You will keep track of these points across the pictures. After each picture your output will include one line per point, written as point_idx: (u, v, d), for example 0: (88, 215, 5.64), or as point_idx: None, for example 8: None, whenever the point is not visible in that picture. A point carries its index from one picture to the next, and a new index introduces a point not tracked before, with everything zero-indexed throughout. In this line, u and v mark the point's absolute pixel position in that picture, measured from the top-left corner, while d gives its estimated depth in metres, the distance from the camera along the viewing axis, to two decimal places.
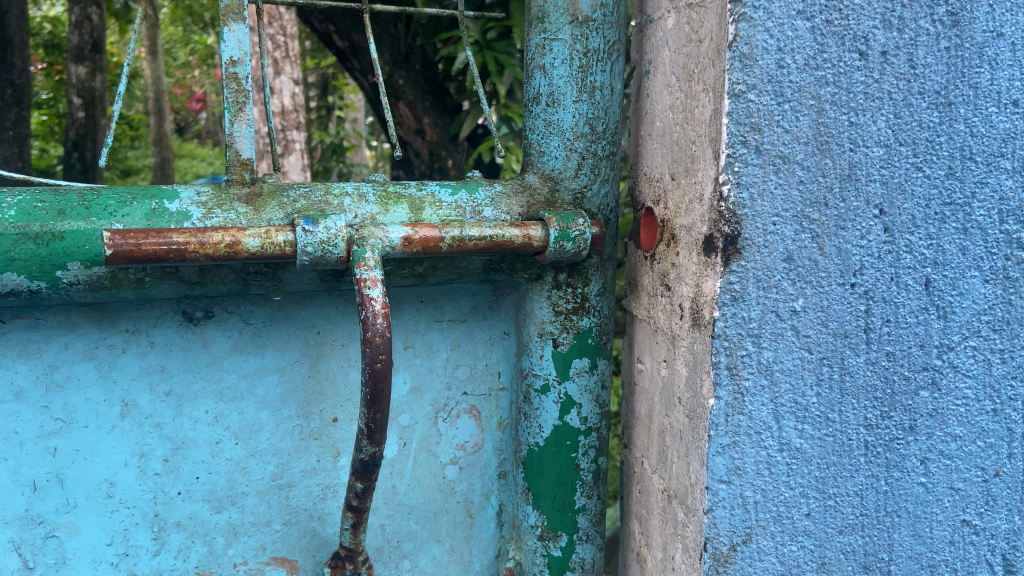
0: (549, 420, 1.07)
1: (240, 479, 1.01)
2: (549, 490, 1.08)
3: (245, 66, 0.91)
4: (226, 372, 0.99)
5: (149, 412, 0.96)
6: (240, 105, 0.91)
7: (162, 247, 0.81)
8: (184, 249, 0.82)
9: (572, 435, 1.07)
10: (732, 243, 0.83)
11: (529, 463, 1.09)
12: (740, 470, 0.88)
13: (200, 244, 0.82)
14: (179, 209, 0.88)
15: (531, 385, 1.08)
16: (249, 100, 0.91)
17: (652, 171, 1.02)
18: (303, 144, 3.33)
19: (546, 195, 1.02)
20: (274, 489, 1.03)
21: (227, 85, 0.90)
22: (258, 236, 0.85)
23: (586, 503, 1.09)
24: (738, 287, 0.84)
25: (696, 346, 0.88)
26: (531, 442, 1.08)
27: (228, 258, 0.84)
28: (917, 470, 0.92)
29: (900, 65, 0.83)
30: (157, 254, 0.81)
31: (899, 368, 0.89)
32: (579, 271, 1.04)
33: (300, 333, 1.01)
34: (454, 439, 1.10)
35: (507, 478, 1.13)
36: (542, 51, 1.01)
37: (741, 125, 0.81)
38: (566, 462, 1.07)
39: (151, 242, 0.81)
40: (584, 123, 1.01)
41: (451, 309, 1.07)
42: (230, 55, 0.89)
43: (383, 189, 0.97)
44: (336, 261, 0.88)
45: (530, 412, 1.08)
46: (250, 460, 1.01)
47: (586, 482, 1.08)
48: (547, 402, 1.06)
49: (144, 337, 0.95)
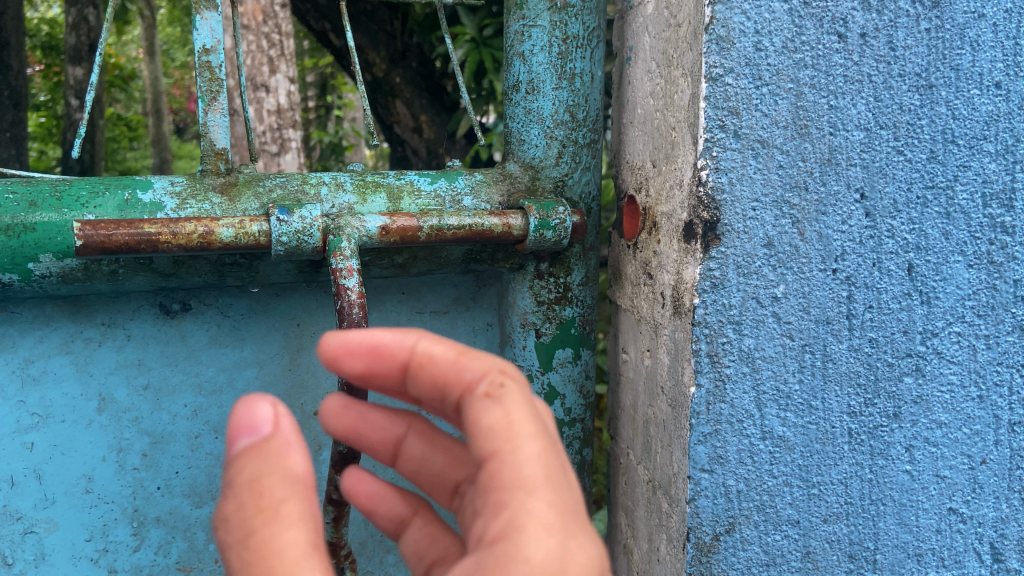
0: None
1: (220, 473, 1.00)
2: None
3: (218, 55, 0.90)
4: (205, 365, 0.98)
5: (127, 406, 0.95)
6: (213, 94, 0.90)
7: (134, 238, 0.80)
8: (156, 239, 0.81)
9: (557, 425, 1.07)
10: (711, 229, 0.82)
11: None
12: (722, 459, 0.87)
13: (172, 234, 0.81)
14: (152, 200, 0.87)
15: None
16: (223, 89, 0.90)
17: (634, 159, 1.01)
18: (299, 142, 3.31)
19: (528, 183, 1.01)
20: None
21: (200, 73, 0.89)
22: (231, 226, 0.85)
23: None
24: (718, 274, 0.83)
25: (678, 334, 0.87)
26: None
27: (201, 249, 0.83)
28: (902, 457, 0.91)
29: (880, 47, 0.82)
30: (129, 245, 0.80)
31: (882, 355, 0.88)
32: (561, 261, 1.03)
33: (280, 325, 1.00)
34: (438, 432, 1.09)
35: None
36: (521, 38, 1.00)
37: (718, 110, 0.80)
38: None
39: (122, 232, 0.79)
40: (564, 110, 1.01)
41: (433, 301, 1.07)
42: (202, 44, 0.89)
43: (361, 179, 0.96)
44: (312, 251, 0.88)
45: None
46: None
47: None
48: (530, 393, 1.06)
49: (121, 331, 0.94)
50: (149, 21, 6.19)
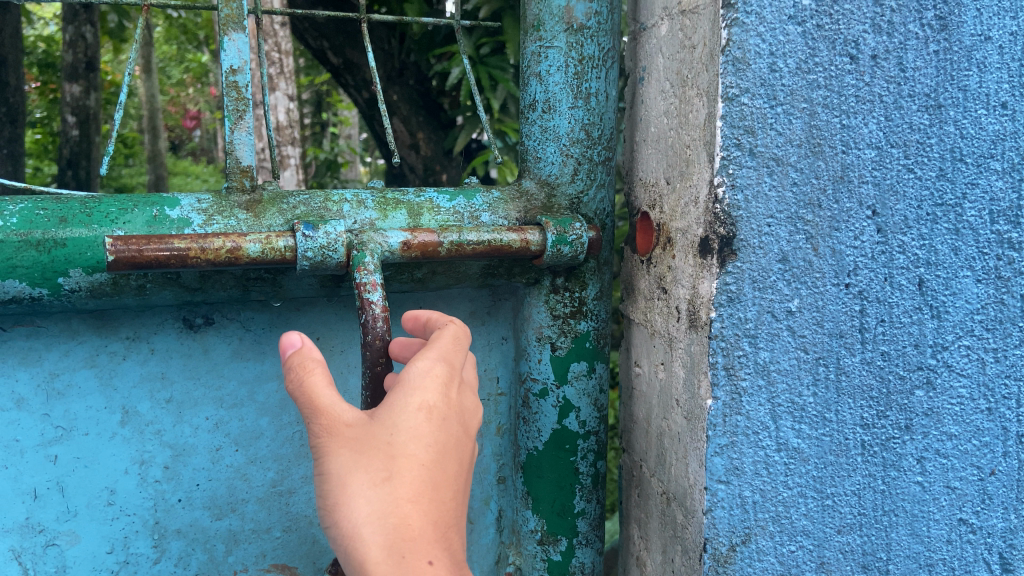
0: (548, 424, 1.08)
1: (241, 485, 1.01)
2: (550, 493, 1.09)
3: (245, 75, 0.92)
4: (227, 379, 0.99)
5: (149, 420, 0.97)
6: (240, 113, 0.92)
7: (164, 253, 0.81)
8: (185, 254, 0.83)
9: (573, 436, 1.08)
10: (728, 245, 0.84)
11: (528, 468, 1.10)
12: (739, 470, 0.88)
13: (201, 249, 0.83)
14: (180, 217, 0.89)
15: (530, 390, 1.09)
16: (249, 108, 0.93)
17: (647, 176, 1.04)
18: (298, 159, 3.34)
19: (544, 200, 1.04)
20: (274, 496, 1.03)
21: (228, 93, 0.91)
22: (258, 241, 0.86)
23: (585, 507, 1.10)
24: (735, 288, 0.85)
25: (694, 347, 0.89)
26: (530, 447, 1.09)
27: (229, 264, 0.85)
28: (914, 469, 0.93)
29: (890, 68, 0.84)
30: (159, 260, 0.82)
31: (895, 368, 0.90)
32: (576, 275, 1.06)
33: None
34: None
35: (507, 483, 1.14)
36: (538, 59, 1.03)
37: (735, 128, 0.82)
38: (565, 465, 1.09)
39: (152, 247, 0.81)
40: (580, 128, 1.03)
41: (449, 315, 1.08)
42: (230, 64, 0.91)
43: (381, 195, 0.98)
44: (336, 265, 0.90)
45: (529, 416, 1.09)
46: (250, 467, 1.02)
47: (585, 485, 1.10)
48: (545, 406, 1.08)
49: (144, 345, 0.95)
50: (146, 39, 6.25)
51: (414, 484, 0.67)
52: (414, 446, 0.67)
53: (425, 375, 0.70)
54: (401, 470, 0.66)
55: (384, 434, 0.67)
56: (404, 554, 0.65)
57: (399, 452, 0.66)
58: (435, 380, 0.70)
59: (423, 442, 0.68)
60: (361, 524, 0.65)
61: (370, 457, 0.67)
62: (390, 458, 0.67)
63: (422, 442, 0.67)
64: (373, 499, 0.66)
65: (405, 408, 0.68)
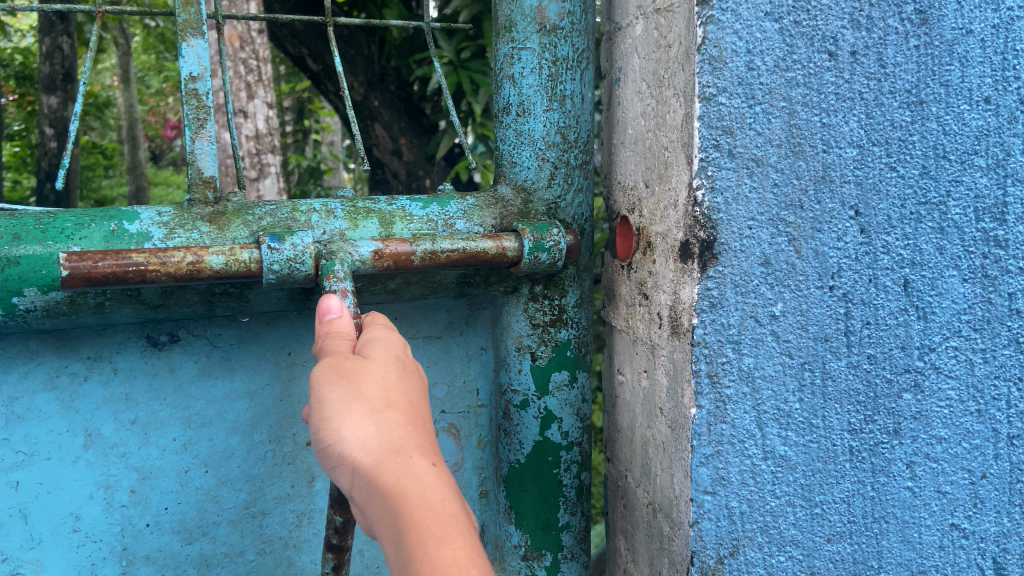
0: (529, 436, 1.05)
1: (211, 508, 0.98)
2: (533, 507, 1.06)
3: (205, 82, 0.89)
4: (194, 398, 0.96)
5: (114, 442, 0.93)
6: (200, 122, 0.89)
7: (121, 268, 0.78)
8: (144, 269, 0.80)
9: (556, 448, 1.06)
10: (708, 249, 0.81)
11: (510, 481, 1.07)
12: (724, 480, 0.86)
13: (161, 263, 0.80)
14: (139, 231, 0.86)
15: (510, 401, 1.06)
16: (210, 117, 0.90)
17: (625, 180, 1.01)
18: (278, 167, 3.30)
19: (520, 206, 1.01)
20: (247, 518, 1.00)
21: (187, 101, 0.88)
22: (221, 254, 0.83)
23: (569, 520, 1.08)
24: (716, 293, 0.82)
25: (677, 354, 0.87)
26: (511, 459, 1.07)
27: (191, 277, 0.82)
28: (903, 474, 0.90)
29: (870, 64, 0.82)
30: (116, 275, 0.78)
31: (882, 370, 0.87)
32: (556, 283, 1.03)
33: (270, 355, 0.99)
34: None
35: (489, 497, 1.12)
36: (510, 61, 1.00)
37: (713, 129, 0.79)
38: (548, 478, 1.06)
39: (109, 263, 0.78)
40: (556, 131, 1.01)
41: (426, 326, 1.06)
42: (189, 72, 0.88)
43: (352, 205, 0.95)
44: (303, 278, 0.86)
45: (511, 428, 1.06)
46: (221, 488, 0.98)
47: (569, 498, 1.07)
48: (526, 417, 1.05)
49: (107, 364, 0.92)
50: (124, 49, 6.18)
51: (408, 410, 0.65)
52: (402, 378, 0.67)
53: (397, 334, 0.71)
54: (396, 397, 0.65)
55: (375, 367, 0.66)
56: (408, 458, 0.62)
57: (392, 382, 0.66)
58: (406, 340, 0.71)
59: (409, 380, 0.67)
60: (363, 443, 0.62)
61: (362, 385, 0.64)
62: (383, 387, 0.65)
63: (408, 379, 0.67)
64: (371, 416, 0.63)
65: (389, 352, 0.68)
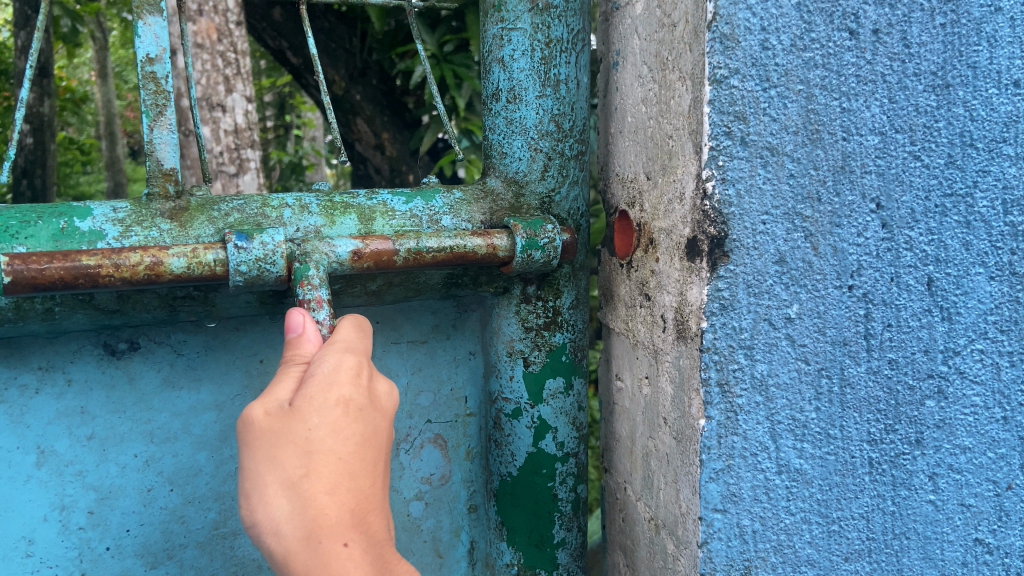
0: (522, 447, 0.98)
1: (178, 529, 0.90)
2: (526, 522, 0.99)
3: (164, 64, 0.81)
4: (157, 411, 0.88)
5: (69, 459, 0.85)
6: (160, 109, 0.81)
7: (70, 272, 0.70)
8: (96, 273, 0.72)
9: (551, 459, 0.99)
10: (718, 246, 0.75)
11: (501, 494, 1.00)
12: (736, 497, 0.79)
13: (115, 266, 0.72)
14: (92, 229, 0.78)
15: (501, 410, 0.99)
16: (171, 103, 0.81)
17: (624, 171, 0.94)
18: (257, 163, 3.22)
19: (511, 200, 0.94)
20: (217, 539, 0.92)
21: (144, 86, 0.79)
22: (183, 256, 0.75)
23: (565, 536, 1.01)
24: (727, 295, 0.75)
25: (683, 360, 0.80)
26: (503, 472, 0.99)
27: (149, 281, 0.74)
28: (926, 487, 0.84)
29: (893, 45, 0.75)
30: (64, 280, 0.70)
31: (904, 376, 0.81)
32: (550, 284, 0.97)
33: (241, 362, 0.91)
34: (418, 472, 1.01)
35: (478, 512, 1.05)
36: (500, 43, 0.93)
37: (724, 115, 0.72)
38: (542, 492, 0.99)
39: (56, 265, 0.70)
40: (549, 120, 0.94)
41: (410, 330, 0.99)
42: (146, 53, 0.79)
43: (328, 199, 0.87)
44: (275, 280, 0.79)
45: (501, 438, 0.99)
46: (188, 508, 0.91)
47: (565, 513, 1.00)
48: (519, 427, 0.98)
49: (60, 374, 0.84)
50: (100, 43, 6.06)
51: (331, 477, 0.66)
52: (332, 440, 0.66)
53: (339, 370, 0.67)
54: (318, 464, 0.65)
55: (300, 430, 0.65)
56: (319, 542, 0.65)
57: (317, 449, 0.65)
58: (349, 375, 0.68)
59: (343, 434, 0.66)
60: (281, 516, 0.65)
61: (283, 457, 0.65)
62: (307, 454, 0.65)
63: (340, 435, 0.66)
64: (287, 497, 0.65)
65: (323, 403, 0.66)
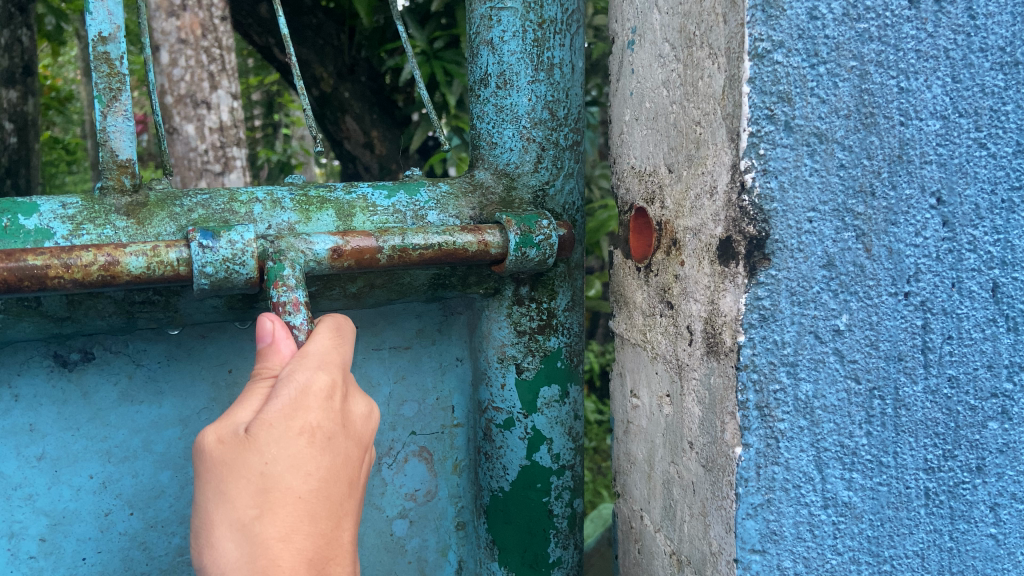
0: (515, 460, 0.89)
1: (139, 556, 0.80)
2: (519, 542, 0.91)
3: (118, 43, 0.71)
4: (113, 428, 0.78)
5: (16, 480, 0.75)
6: (114, 91, 0.70)
7: (16, 273, 0.61)
8: (46, 273, 0.62)
9: (543, 477, 0.91)
10: (758, 248, 0.65)
11: (492, 511, 0.91)
12: (776, 536, 0.69)
13: (66, 266, 0.63)
14: (38, 226, 0.68)
15: (492, 420, 0.90)
16: (126, 86, 0.71)
17: (640, 163, 0.84)
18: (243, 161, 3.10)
19: (503, 193, 0.85)
20: (184, 564, 0.82)
21: (97, 66, 0.69)
22: (142, 254, 0.65)
23: (560, 555, 0.93)
24: (768, 304, 0.65)
25: (714, 379, 0.70)
26: (493, 488, 0.90)
27: (106, 284, 0.65)
28: (986, 519, 0.74)
29: (958, 15, 0.65)
30: (10, 283, 0.61)
31: (964, 396, 0.71)
32: (544, 284, 0.88)
33: (207, 372, 0.81)
34: (402, 489, 0.91)
35: (467, 530, 0.95)
36: (489, 22, 0.85)
37: (767, 95, 0.62)
38: (538, 509, 0.91)
39: (1, 266, 0.61)
40: (543, 107, 0.86)
41: (393, 334, 0.88)
42: (98, 31, 0.69)
43: (301, 192, 0.78)
44: (244, 283, 0.69)
45: (492, 451, 0.90)
46: (149, 533, 0.80)
47: (561, 531, 0.92)
48: (512, 439, 0.89)
49: (6, 389, 0.74)
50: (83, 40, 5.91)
51: (288, 518, 0.58)
52: (292, 476, 0.57)
53: (305, 393, 0.59)
54: (273, 504, 0.57)
55: (255, 462, 0.56)
56: None
57: (273, 485, 0.57)
58: (316, 399, 0.59)
59: (303, 468, 0.58)
60: (227, 561, 0.57)
61: (235, 492, 0.57)
62: (262, 492, 0.57)
63: (300, 470, 0.58)
64: (238, 542, 0.57)
65: (283, 431, 0.57)
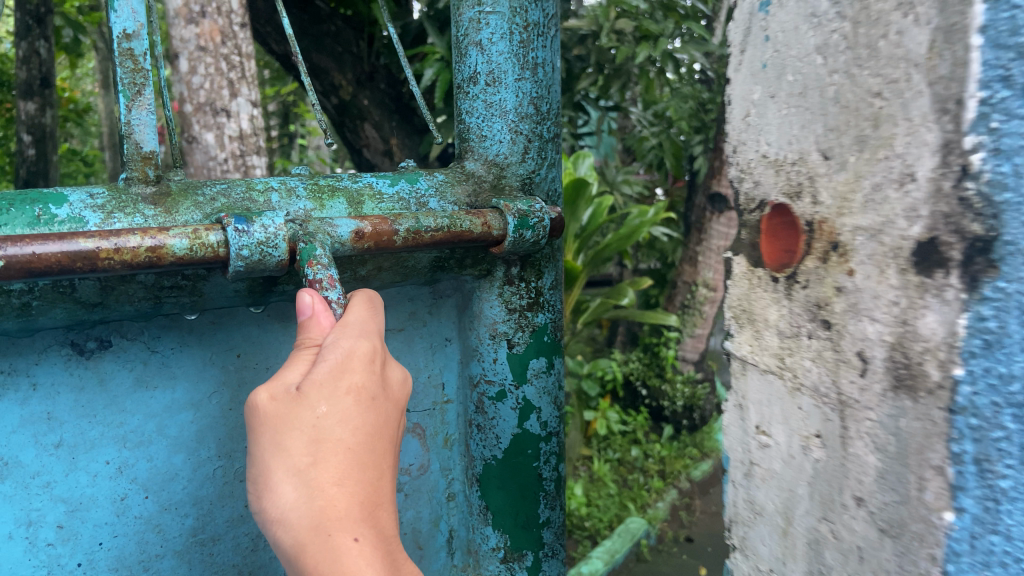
0: (508, 428, 1.35)
1: (154, 538, 1.10)
2: (515, 508, 1.37)
3: (140, 39, 0.97)
4: (128, 413, 1.06)
5: (35, 469, 1.00)
6: (137, 88, 0.97)
7: (68, 254, 0.82)
8: (95, 254, 0.84)
9: (538, 435, 1.38)
10: (982, 254, 0.55)
11: (486, 478, 1.37)
12: None
13: (113, 248, 0.84)
14: (69, 215, 0.92)
15: (487, 392, 1.35)
16: (147, 80, 0.97)
17: (784, 154, 0.75)
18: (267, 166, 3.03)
19: (492, 181, 1.31)
20: (197, 544, 1.14)
21: (124, 61, 0.95)
22: (184, 237, 0.90)
23: (548, 516, 1.41)
24: (991, 324, 0.55)
25: (909, 414, 0.61)
26: (488, 458, 1.36)
27: (149, 262, 0.88)
28: None
29: None
30: (59, 263, 0.82)
31: None
32: (531, 265, 1.33)
33: (220, 359, 1.12)
34: (404, 463, 1.34)
35: (457, 498, 1.42)
36: (478, 27, 1.29)
37: (1002, 56, 0.54)
38: (530, 471, 1.38)
39: (49, 246, 0.81)
40: (526, 105, 1.32)
41: (393, 317, 1.29)
42: (124, 28, 0.95)
43: (317, 183, 1.12)
44: (275, 264, 0.96)
45: (487, 422, 1.35)
46: (162, 515, 1.10)
47: (549, 492, 1.41)
48: (505, 408, 1.34)
49: (26, 379, 0.98)
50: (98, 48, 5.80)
51: (338, 462, 0.76)
52: (342, 426, 0.77)
53: (349, 365, 0.78)
54: (325, 451, 0.76)
55: (310, 414, 0.75)
56: (327, 534, 0.74)
57: (326, 434, 0.76)
58: (358, 369, 0.79)
59: (348, 421, 0.77)
60: (285, 498, 0.75)
61: (297, 441, 0.75)
62: (316, 440, 0.76)
63: (347, 423, 0.77)
64: (296, 485, 0.75)
65: (334, 390, 0.77)
